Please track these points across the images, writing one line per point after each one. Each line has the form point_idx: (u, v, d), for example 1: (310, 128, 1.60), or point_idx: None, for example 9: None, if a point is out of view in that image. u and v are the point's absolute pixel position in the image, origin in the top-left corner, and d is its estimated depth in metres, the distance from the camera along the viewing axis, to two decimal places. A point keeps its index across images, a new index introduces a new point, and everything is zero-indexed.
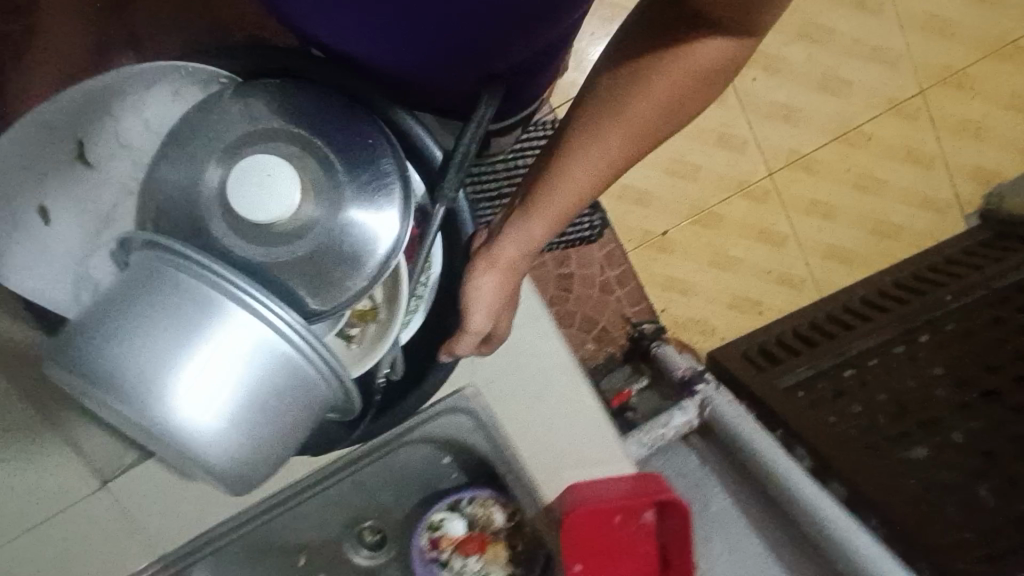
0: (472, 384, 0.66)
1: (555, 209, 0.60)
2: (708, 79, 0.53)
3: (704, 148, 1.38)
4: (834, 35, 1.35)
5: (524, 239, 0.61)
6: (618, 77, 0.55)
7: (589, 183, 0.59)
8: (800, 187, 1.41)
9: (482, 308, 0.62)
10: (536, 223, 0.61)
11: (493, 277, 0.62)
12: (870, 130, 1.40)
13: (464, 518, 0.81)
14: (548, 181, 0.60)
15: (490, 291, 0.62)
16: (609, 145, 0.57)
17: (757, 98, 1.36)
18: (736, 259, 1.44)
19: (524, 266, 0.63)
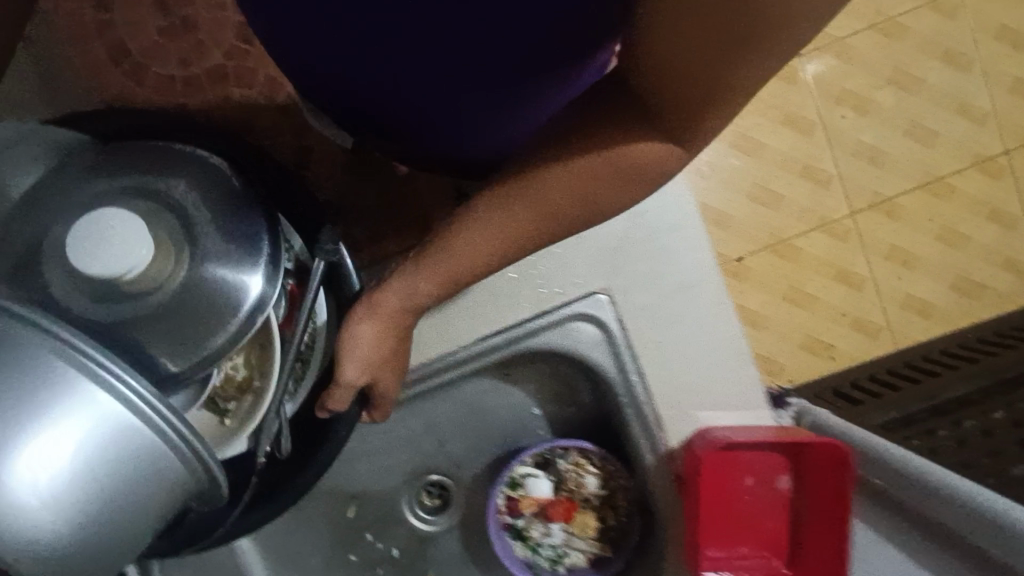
0: (607, 288, 0.67)
1: (451, 270, 0.63)
2: (622, 179, 0.59)
3: (787, 177, 1.36)
4: (925, 86, 1.36)
5: (414, 291, 0.64)
6: (552, 149, 0.60)
7: (491, 247, 0.62)
8: (881, 231, 1.38)
9: (352, 359, 0.64)
10: (436, 272, 0.63)
11: (383, 322, 0.64)
12: (955, 182, 1.38)
13: (551, 479, 0.71)
14: (458, 232, 0.63)
15: (367, 341, 0.64)
16: (513, 214, 0.61)
17: (845, 136, 1.36)
18: (811, 297, 1.38)
19: (405, 320, 0.66)
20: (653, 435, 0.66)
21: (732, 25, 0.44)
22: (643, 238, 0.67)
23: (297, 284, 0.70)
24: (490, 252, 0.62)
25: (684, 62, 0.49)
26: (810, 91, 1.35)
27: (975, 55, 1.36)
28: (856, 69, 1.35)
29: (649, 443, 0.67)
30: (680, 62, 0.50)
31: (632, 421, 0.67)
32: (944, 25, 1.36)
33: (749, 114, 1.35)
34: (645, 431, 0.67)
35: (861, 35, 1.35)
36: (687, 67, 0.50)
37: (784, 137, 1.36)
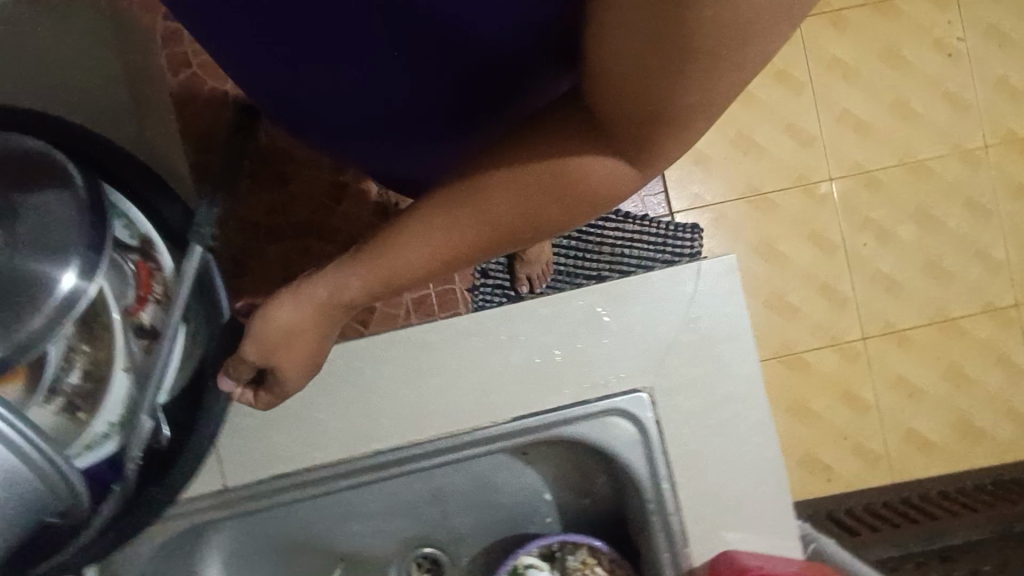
0: (650, 385, 0.62)
1: (377, 274, 0.54)
2: (578, 195, 0.48)
3: (806, 292, 1.38)
4: (945, 229, 1.40)
5: (334, 291, 0.55)
6: (496, 154, 0.50)
7: (415, 258, 0.52)
8: (890, 360, 1.39)
9: (270, 344, 0.57)
10: (355, 275, 0.54)
11: (305, 314, 0.56)
12: (966, 324, 1.40)
13: (554, 574, 0.67)
14: (384, 236, 0.54)
15: (283, 325, 0.56)
16: (444, 224, 0.51)
17: (866, 262, 1.39)
18: (815, 413, 1.37)
19: (323, 321, 0.57)
20: (676, 550, 0.61)
21: (659, 66, 0.35)
22: (696, 338, 0.63)
23: (144, 255, 0.61)
24: (416, 261, 0.53)
25: (618, 93, 0.40)
26: (837, 213, 1.39)
27: (995, 208, 1.41)
28: (884, 201, 1.39)
29: (671, 559, 0.62)
30: (629, 74, 0.38)
31: (658, 533, 0.62)
32: (969, 174, 1.41)
33: (777, 225, 1.38)
34: (669, 547, 0.62)
35: (892, 169, 1.40)
36: (634, 74, 0.37)
37: (807, 253, 1.38)
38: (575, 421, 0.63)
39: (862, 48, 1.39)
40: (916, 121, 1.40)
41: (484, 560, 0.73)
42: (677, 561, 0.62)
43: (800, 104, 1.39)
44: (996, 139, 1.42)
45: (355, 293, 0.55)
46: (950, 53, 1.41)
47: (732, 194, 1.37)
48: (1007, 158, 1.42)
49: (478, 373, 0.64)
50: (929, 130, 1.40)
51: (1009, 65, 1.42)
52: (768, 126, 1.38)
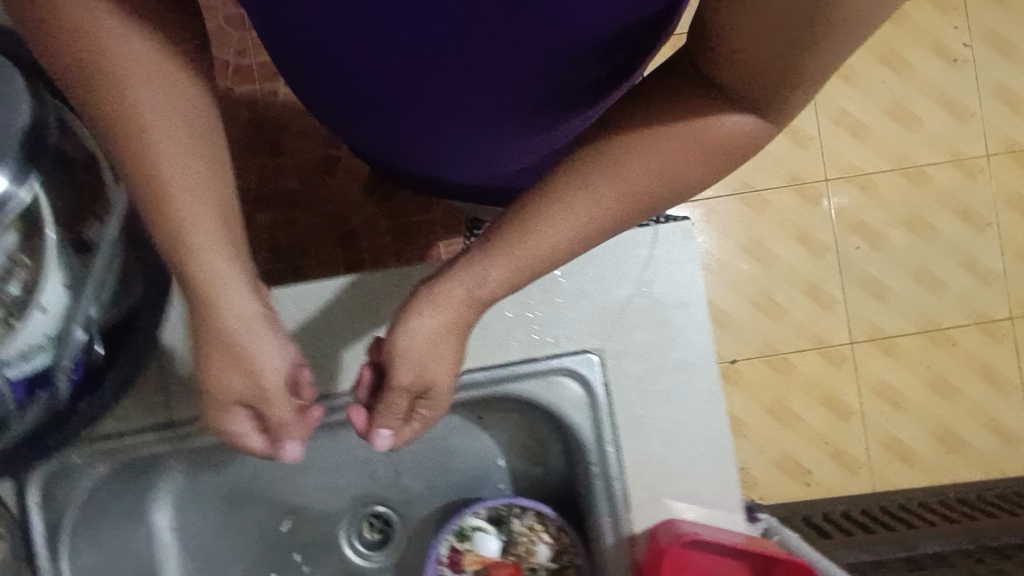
0: (598, 346, 0.61)
1: (524, 260, 0.54)
2: (717, 154, 0.53)
3: (793, 292, 1.39)
4: (938, 237, 1.40)
5: (474, 286, 0.55)
6: (626, 137, 0.53)
7: (562, 236, 0.53)
8: (875, 366, 1.39)
9: (432, 367, 0.55)
10: (501, 264, 0.54)
11: (443, 316, 0.54)
12: (954, 334, 1.40)
13: (501, 538, 0.66)
14: (521, 231, 0.54)
15: (433, 334, 0.54)
16: (593, 202, 0.53)
17: (855, 265, 1.40)
18: (797, 414, 1.37)
19: (469, 310, 0.56)
20: (618, 516, 0.60)
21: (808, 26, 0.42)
22: (652, 303, 0.61)
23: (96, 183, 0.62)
24: (563, 241, 0.53)
25: (773, 51, 0.45)
26: (828, 216, 1.39)
27: (989, 218, 1.41)
28: (877, 206, 1.40)
29: (612, 524, 0.61)
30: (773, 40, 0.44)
31: (600, 501, 0.61)
32: (966, 182, 1.41)
33: (768, 224, 1.39)
34: (610, 511, 0.61)
35: (887, 174, 1.40)
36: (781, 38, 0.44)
37: (796, 253, 1.39)
38: (522, 380, 0.62)
39: (864, 51, 1.39)
40: (914, 127, 1.40)
41: (432, 521, 0.72)
42: (617, 525, 0.61)
43: None
44: (996, 149, 1.41)
45: (495, 284, 0.55)
46: (954, 60, 1.40)
47: (725, 191, 1.38)
48: (1006, 168, 1.41)
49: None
50: (927, 137, 1.40)
51: (1013, 75, 1.41)
52: None
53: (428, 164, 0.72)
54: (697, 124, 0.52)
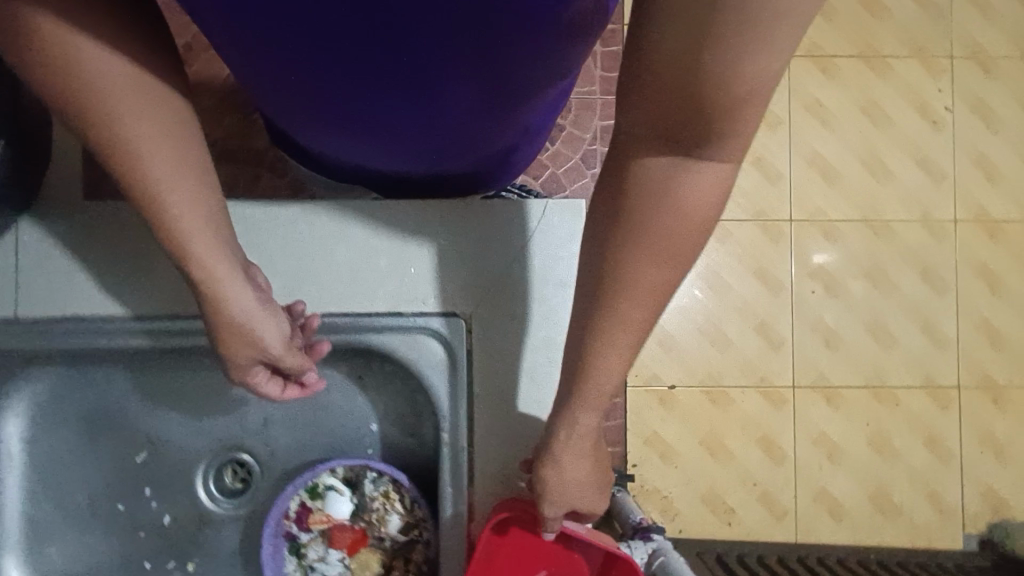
0: (476, 313, 0.82)
1: (605, 384, 0.62)
2: (703, 212, 0.53)
3: (743, 327, 1.35)
4: (897, 294, 1.37)
5: (572, 423, 0.65)
6: (626, 233, 0.55)
7: (631, 334, 0.59)
8: (816, 415, 1.35)
9: (575, 495, 0.68)
10: (604, 378, 0.61)
11: (581, 438, 0.66)
12: (900, 395, 1.36)
13: (353, 501, 0.83)
14: (591, 365, 0.61)
15: (574, 469, 0.67)
16: (634, 304, 0.57)
17: (810, 310, 1.36)
18: (729, 452, 1.33)
19: (596, 426, 0.66)
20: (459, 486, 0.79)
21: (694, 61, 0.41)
22: (511, 293, 0.82)
23: None
24: (631, 340, 0.59)
25: (680, 87, 0.43)
26: (789, 255, 1.37)
27: (952, 282, 1.38)
28: (840, 254, 1.37)
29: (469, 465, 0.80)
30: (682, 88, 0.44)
31: (445, 450, 0.80)
32: (931, 243, 1.38)
33: (727, 254, 1.36)
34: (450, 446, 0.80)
35: (853, 223, 1.38)
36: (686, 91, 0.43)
37: (751, 289, 1.36)
38: (404, 334, 0.82)
39: (846, 98, 1.39)
40: (886, 181, 1.39)
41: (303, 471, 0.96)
42: (455, 451, 0.80)
43: (774, 140, 1.38)
44: (965, 215, 1.39)
45: (615, 387, 0.63)
46: (934, 120, 1.40)
47: None
48: (973, 236, 1.39)
49: (354, 278, 0.82)
50: (899, 192, 1.39)
51: (991, 144, 1.40)
52: None
53: (413, 162, 0.79)
54: (682, 180, 0.51)
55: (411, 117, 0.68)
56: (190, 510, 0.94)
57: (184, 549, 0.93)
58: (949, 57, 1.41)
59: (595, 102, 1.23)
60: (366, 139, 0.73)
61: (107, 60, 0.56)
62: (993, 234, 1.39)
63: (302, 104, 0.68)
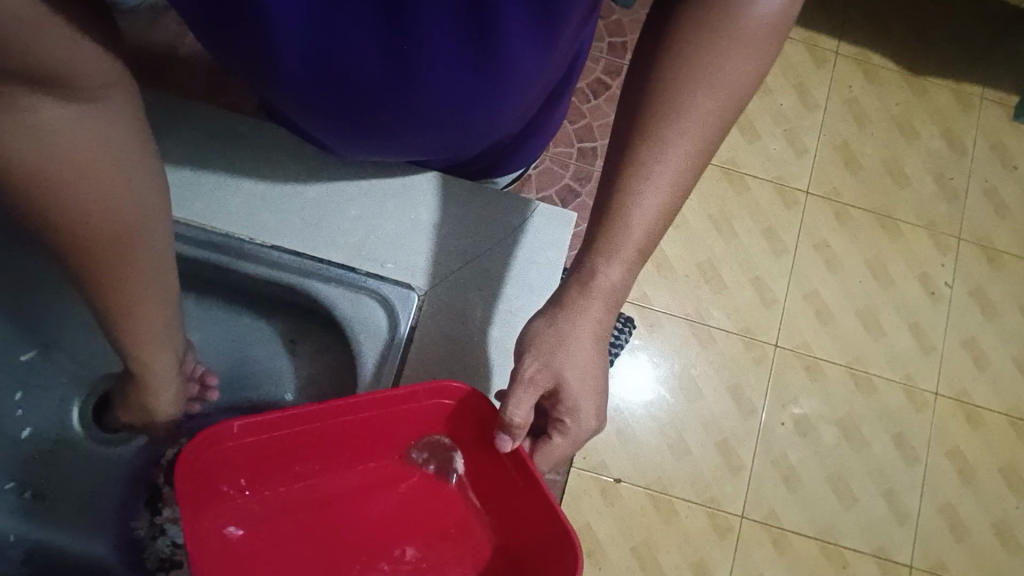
0: None
1: (629, 250, 0.56)
2: (764, 43, 0.51)
3: (705, 439, 1.29)
4: (865, 451, 1.32)
5: (588, 277, 0.57)
6: (679, 82, 0.52)
7: (669, 188, 0.54)
8: (759, 555, 1.25)
9: (570, 362, 0.57)
10: (640, 220, 0.55)
11: (582, 324, 0.57)
12: (850, 559, 1.27)
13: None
14: (622, 205, 0.55)
15: (574, 343, 0.57)
16: (685, 145, 0.53)
17: (775, 442, 1.31)
18: (658, 568, 1.23)
19: (612, 300, 0.58)
20: None
21: None
22: (478, 273, 0.68)
23: None
24: (670, 196, 0.55)
25: None
26: (766, 380, 1.33)
27: (923, 456, 1.33)
28: (817, 394, 1.34)
29: None
30: None
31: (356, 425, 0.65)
32: (909, 410, 1.35)
33: (706, 361, 1.33)
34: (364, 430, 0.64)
35: (836, 366, 1.35)
36: None
37: (722, 403, 1.31)
38: (349, 281, 0.67)
39: (853, 247, 1.41)
40: (876, 336, 1.38)
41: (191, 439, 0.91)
42: None
43: (776, 265, 1.39)
44: (948, 393, 1.37)
45: (618, 279, 0.57)
46: (933, 292, 1.41)
47: (677, 312, 1.34)
48: (952, 414, 1.36)
49: (311, 211, 0.68)
50: (886, 350, 1.37)
51: (984, 331, 1.40)
52: (738, 270, 1.37)
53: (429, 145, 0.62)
54: (727, 53, 0.51)
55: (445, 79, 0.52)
56: (53, 423, 0.78)
57: (30, 474, 0.76)
58: (957, 238, 1.44)
59: None
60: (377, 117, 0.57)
61: (85, 120, 0.47)
62: (972, 419, 1.36)
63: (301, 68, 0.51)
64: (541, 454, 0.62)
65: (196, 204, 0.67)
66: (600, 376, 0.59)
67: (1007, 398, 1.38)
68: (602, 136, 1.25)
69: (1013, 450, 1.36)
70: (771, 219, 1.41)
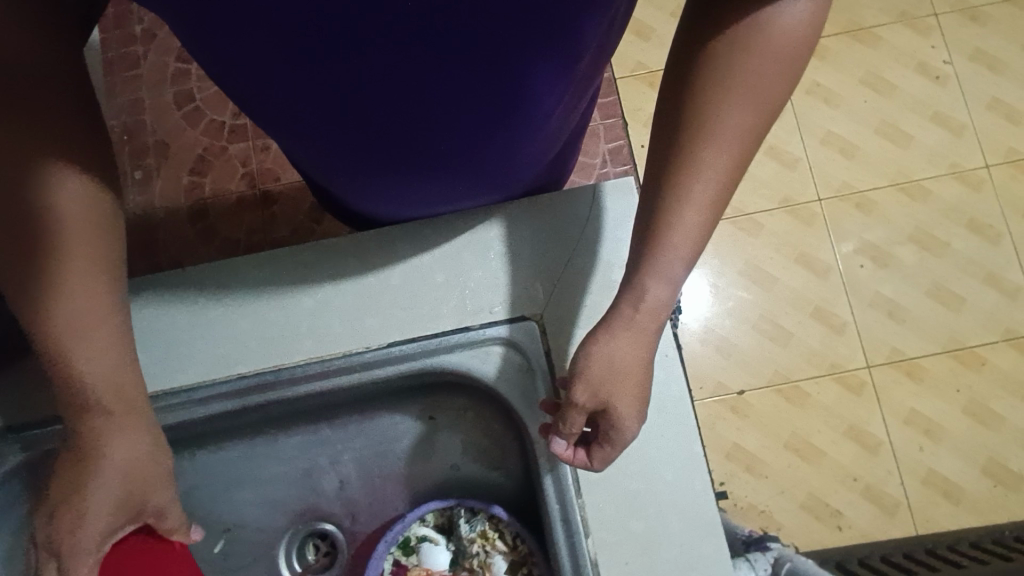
0: None
1: (672, 265, 0.52)
2: (793, 56, 0.47)
3: (800, 316, 1.30)
4: (950, 252, 1.31)
5: (640, 295, 0.52)
6: (709, 93, 0.48)
7: (709, 201, 0.50)
8: (901, 393, 1.26)
9: (618, 383, 0.52)
10: (682, 239, 0.51)
11: (633, 348, 0.52)
12: (984, 354, 1.27)
13: (451, 550, 0.64)
14: (660, 220, 0.51)
15: (613, 359, 0.52)
16: (716, 158, 0.49)
17: (864, 286, 1.31)
18: (817, 450, 1.24)
19: (659, 319, 0.53)
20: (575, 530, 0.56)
21: None
22: (582, 274, 0.60)
23: None
24: (703, 211, 0.51)
25: None
26: (827, 235, 1.33)
27: (1003, 228, 1.32)
28: (878, 223, 1.33)
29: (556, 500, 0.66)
30: None
31: (546, 481, 0.57)
32: (970, 195, 1.33)
33: (764, 246, 1.33)
34: (560, 501, 0.56)
35: (883, 189, 1.34)
36: None
37: (798, 276, 1.31)
38: (453, 352, 0.60)
39: (843, 74, 1.40)
40: (906, 143, 1.36)
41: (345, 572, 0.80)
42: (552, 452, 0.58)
43: (782, 127, 1.38)
44: (998, 160, 1.34)
45: (666, 297, 0.52)
46: (937, 76, 1.39)
47: None
48: (1011, 176, 1.34)
49: None
50: (922, 151, 1.36)
51: (1003, 88, 1.38)
52: None
53: (456, 202, 0.62)
54: (758, 66, 0.47)
55: (455, 134, 0.51)
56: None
57: None
58: (934, 15, 1.41)
59: (598, 128, 1.26)
60: (406, 183, 0.58)
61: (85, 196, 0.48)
62: None
63: (310, 138, 0.53)
64: (596, 459, 0.55)
65: (251, 357, 0.60)
66: (644, 391, 0.53)
67: None
68: None
69: None
70: None
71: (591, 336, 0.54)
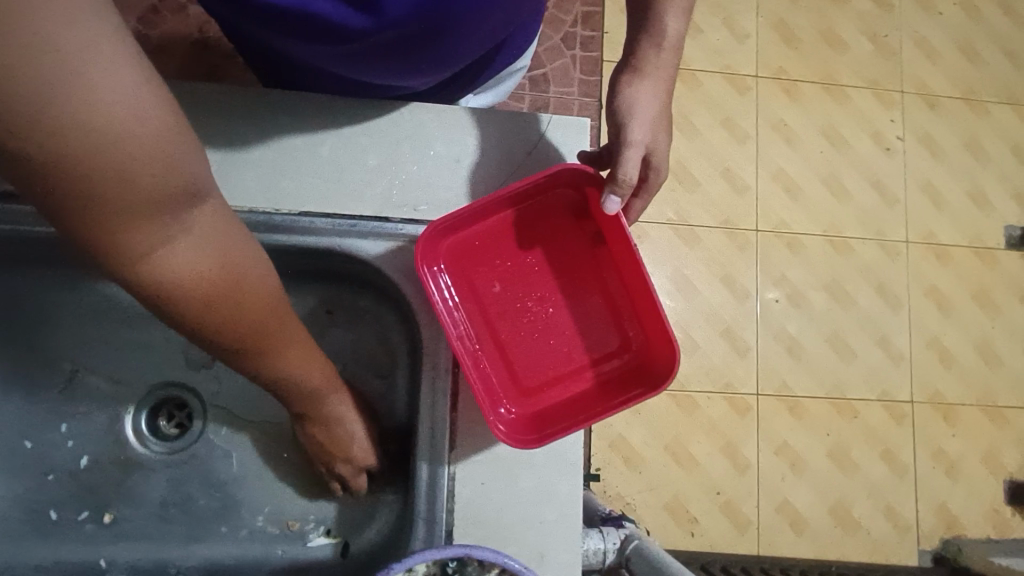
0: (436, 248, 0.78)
1: (671, 22, 0.64)
2: None
3: (710, 332, 1.35)
4: (855, 308, 1.40)
5: (661, 33, 0.65)
6: None
7: None
8: (780, 424, 1.34)
9: (654, 114, 0.66)
10: (675, 2, 0.63)
11: (657, 84, 0.66)
12: (859, 408, 1.37)
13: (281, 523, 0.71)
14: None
15: (653, 97, 0.66)
16: None
17: (774, 319, 1.38)
18: (692, 458, 1.30)
19: (677, 51, 0.66)
20: (434, 462, 0.63)
21: None
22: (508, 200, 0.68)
23: None
24: None
25: None
26: (754, 264, 1.39)
27: (905, 299, 1.42)
28: (802, 265, 1.40)
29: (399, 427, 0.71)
30: None
31: (427, 390, 0.64)
32: (887, 263, 1.43)
33: (696, 259, 1.37)
34: (431, 424, 0.64)
35: (816, 237, 1.42)
36: None
37: (719, 294, 1.37)
38: (362, 237, 0.66)
39: (808, 120, 1.46)
40: (846, 200, 1.44)
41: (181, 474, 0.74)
42: (437, 375, 0.65)
43: (741, 153, 1.42)
44: (916, 239, 1.45)
45: (677, 31, 0.65)
46: (887, 147, 1.47)
47: (660, 219, 1.38)
48: (924, 257, 1.44)
49: (312, 175, 0.66)
50: (856, 211, 1.44)
51: (938, 175, 1.48)
52: (707, 165, 1.41)
53: (477, 45, 0.61)
54: None
55: None
56: (108, 444, 0.74)
57: (102, 499, 0.73)
58: (900, 92, 1.50)
59: (571, 103, 1.29)
60: (438, 34, 0.55)
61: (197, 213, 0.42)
62: (941, 256, 1.45)
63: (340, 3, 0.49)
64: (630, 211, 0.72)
65: None
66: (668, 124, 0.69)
67: (967, 232, 1.46)
68: (550, 59, 1.30)
69: (985, 276, 1.45)
70: (728, 110, 1.44)
71: (625, 84, 0.66)
